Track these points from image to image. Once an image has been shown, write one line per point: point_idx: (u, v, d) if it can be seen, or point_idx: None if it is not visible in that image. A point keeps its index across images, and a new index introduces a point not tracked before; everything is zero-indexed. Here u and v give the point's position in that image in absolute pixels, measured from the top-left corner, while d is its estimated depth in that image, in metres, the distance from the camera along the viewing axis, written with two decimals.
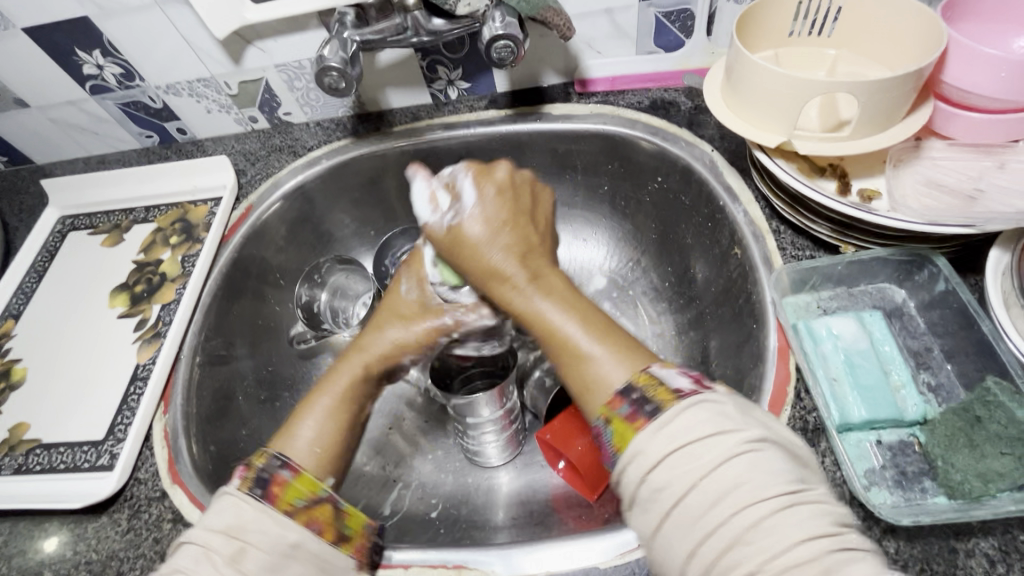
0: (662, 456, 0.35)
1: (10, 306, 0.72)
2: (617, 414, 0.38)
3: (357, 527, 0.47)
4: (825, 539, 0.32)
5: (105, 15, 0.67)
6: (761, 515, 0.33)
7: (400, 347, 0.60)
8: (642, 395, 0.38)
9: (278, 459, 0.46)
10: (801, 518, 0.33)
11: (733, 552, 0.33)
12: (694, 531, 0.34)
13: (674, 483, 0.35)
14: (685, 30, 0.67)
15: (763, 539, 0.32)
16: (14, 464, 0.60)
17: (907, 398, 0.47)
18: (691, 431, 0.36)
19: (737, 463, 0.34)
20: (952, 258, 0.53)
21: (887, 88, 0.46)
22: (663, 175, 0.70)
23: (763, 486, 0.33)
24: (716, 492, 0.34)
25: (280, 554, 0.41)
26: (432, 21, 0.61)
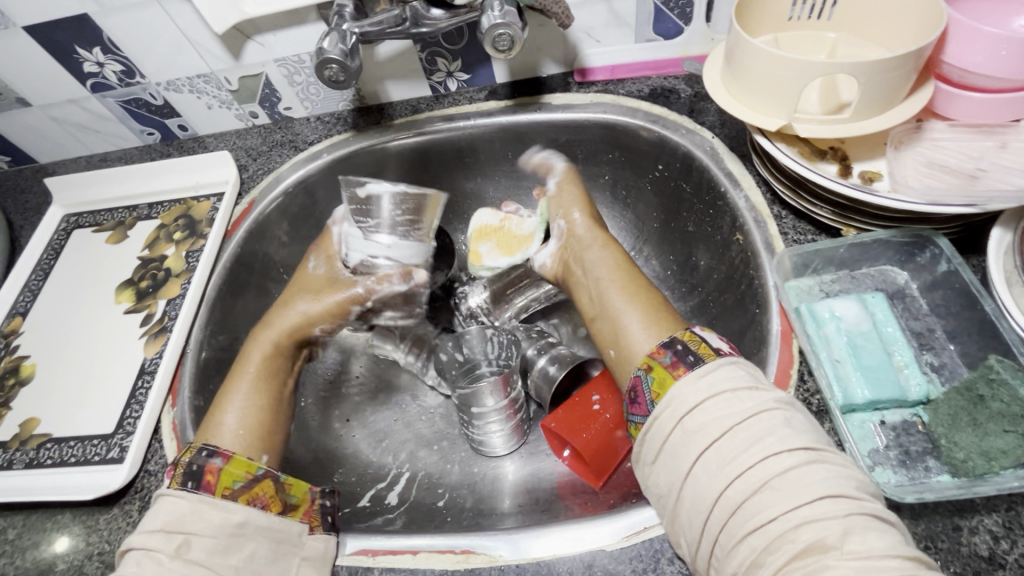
0: (698, 403, 0.40)
1: (18, 304, 0.73)
2: (660, 362, 0.44)
3: (301, 495, 0.52)
4: (849, 498, 0.35)
5: (105, 12, 0.67)
6: (789, 464, 0.36)
7: (309, 319, 0.63)
8: (685, 348, 0.44)
9: (203, 451, 0.50)
10: (825, 475, 0.35)
11: (761, 495, 0.35)
12: (724, 473, 0.37)
13: (709, 426, 0.39)
14: (684, 17, 0.67)
15: (791, 486, 0.35)
16: (25, 458, 0.60)
17: (911, 377, 0.47)
18: (724, 383, 0.40)
19: (769, 417, 0.38)
20: (954, 239, 0.53)
21: (888, 69, 0.46)
22: (664, 164, 0.70)
23: (790, 438, 0.37)
24: (747, 437, 0.37)
25: (227, 535, 0.46)
26: (431, 12, 0.61)
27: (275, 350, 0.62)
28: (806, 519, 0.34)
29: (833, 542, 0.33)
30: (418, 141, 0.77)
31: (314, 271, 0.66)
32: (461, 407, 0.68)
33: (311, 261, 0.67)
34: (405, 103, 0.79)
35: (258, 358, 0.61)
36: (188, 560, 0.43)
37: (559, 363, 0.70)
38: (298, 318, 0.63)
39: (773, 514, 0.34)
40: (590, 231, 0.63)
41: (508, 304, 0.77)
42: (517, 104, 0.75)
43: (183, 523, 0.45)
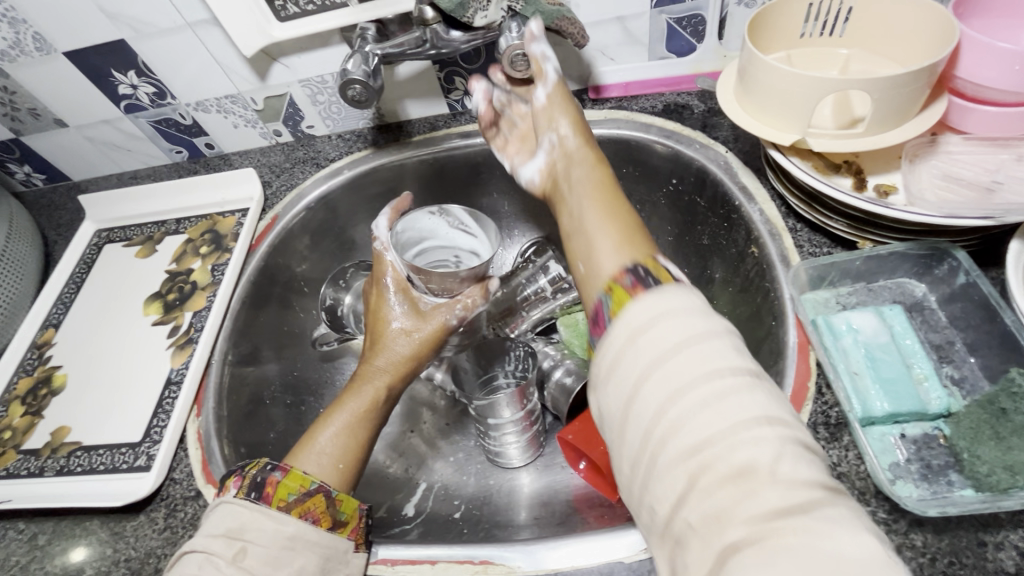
0: (651, 320, 0.39)
1: (51, 316, 0.75)
2: (620, 286, 0.43)
3: (350, 512, 0.50)
4: (787, 425, 0.34)
5: (140, 37, 0.70)
6: (730, 386, 0.35)
7: (409, 362, 0.60)
8: (646, 273, 0.43)
9: (269, 463, 0.49)
10: (766, 399, 0.35)
11: (701, 416, 0.34)
12: (667, 390, 0.36)
13: (660, 345, 0.37)
14: (696, 35, 0.69)
15: (730, 407, 0.34)
16: (56, 465, 0.62)
17: (931, 391, 0.47)
18: (681, 304, 0.39)
19: (722, 341, 0.37)
20: (973, 252, 0.53)
21: (901, 84, 0.47)
22: (678, 178, 0.71)
23: (740, 361, 0.36)
24: (695, 357, 0.36)
25: (280, 546, 0.45)
26: (450, 33, 0.63)
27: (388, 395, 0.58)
28: (742, 441, 0.33)
29: (763, 464, 0.32)
30: (436, 157, 0.79)
31: (397, 313, 0.61)
32: (478, 420, 0.69)
33: (388, 302, 0.62)
34: (424, 120, 0.81)
35: (363, 406, 0.57)
36: (242, 569, 0.43)
37: (574, 375, 0.70)
38: (400, 364, 0.60)
39: (709, 435, 0.33)
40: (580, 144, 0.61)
41: (525, 317, 0.78)
42: None
43: (242, 531, 0.45)
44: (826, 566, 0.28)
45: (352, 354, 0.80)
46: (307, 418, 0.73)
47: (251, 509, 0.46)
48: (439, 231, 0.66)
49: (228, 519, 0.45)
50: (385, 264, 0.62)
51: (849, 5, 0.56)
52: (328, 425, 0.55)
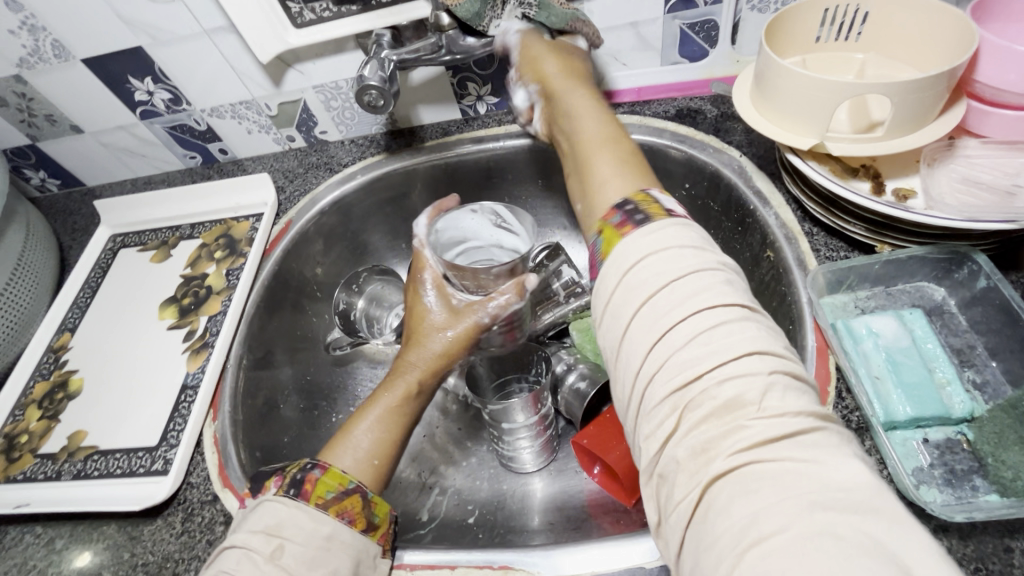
0: (641, 257, 0.40)
1: (67, 320, 0.76)
2: (609, 224, 0.44)
3: (383, 515, 0.50)
4: (775, 357, 0.35)
5: (157, 44, 0.71)
6: (718, 322, 0.35)
7: (444, 359, 0.59)
8: (636, 208, 0.43)
9: (309, 461, 0.50)
10: (755, 334, 0.35)
11: (688, 352, 0.35)
12: (658, 329, 0.37)
13: (650, 282, 0.38)
14: (709, 40, 0.69)
15: (717, 343, 0.35)
16: (73, 469, 0.62)
17: (954, 395, 0.47)
18: (670, 241, 0.40)
19: (709, 275, 0.38)
20: (992, 255, 0.53)
21: (921, 88, 0.47)
22: (692, 183, 0.71)
23: (727, 295, 0.37)
24: (684, 295, 0.37)
25: (316, 546, 0.44)
26: (466, 39, 0.63)
27: (420, 390, 0.58)
28: (728, 374, 0.34)
29: (750, 398, 0.33)
30: (449, 162, 0.79)
31: (432, 309, 0.61)
32: (493, 425, 0.68)
33: (424, 297, 0.62)
34: (436, 125, 0.81)
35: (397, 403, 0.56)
36: (280, 566, 0.42)
37: (588, 380, 0.70)
38: (435, 361, 0.59)
39: (697, 371, 0.34)
40: (580, 92, 0.61)
41: (536, 318, 0.77)
42: None
43: (281, 527, 0.45)
44: (807, 488, 0.29)
45: (364, 358, 0.80)
46: (321, 422, 0.73)
47: (290, 506, 0.46)
48: (482, 234, 0.70)
49: (268, 516, 0.46)
50: (423, 258, 0.63)
51: (865, 10, 0.56)
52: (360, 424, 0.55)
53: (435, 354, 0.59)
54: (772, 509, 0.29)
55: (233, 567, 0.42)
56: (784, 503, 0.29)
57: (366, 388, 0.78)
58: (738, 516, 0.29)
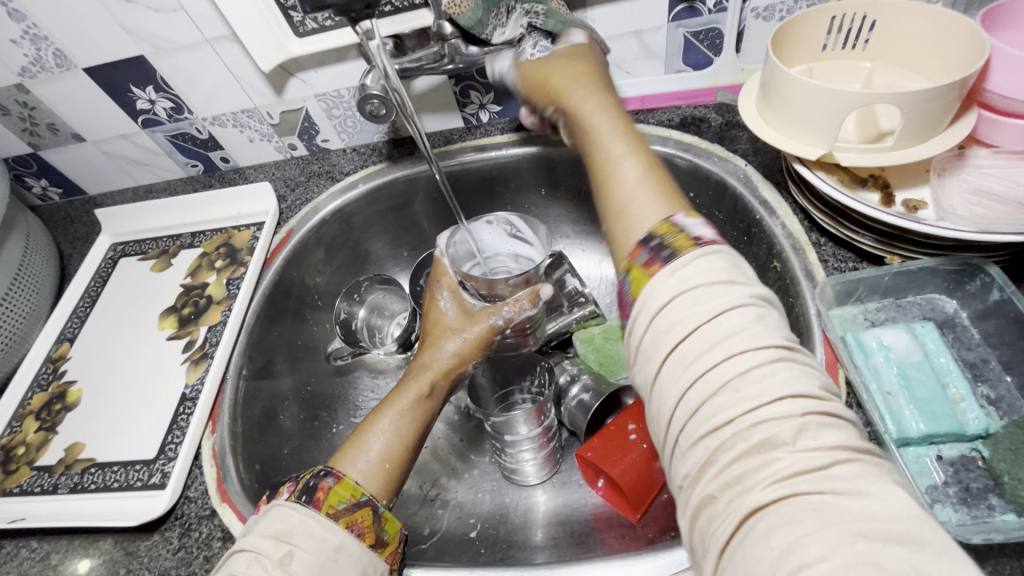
0: (669, 300, 0.37)
1: (66, 330, 0.75)
2: (636, 262, 0.41)
3: (393, 532, 0.48)
4: (810, 397, 0.33)
5: (159, 53, 0.70)
6: (752, 364, 0.33)
7: (459, 359, 0.59)
8: (661, 242, 0.41)
9: (323, 469, 0.49)
10: (789, 374, 0.33)
11: (719, 396, 0.33)
12: (689, 374, 0.35)
13: (676, 326, 0.36)
14: (713, 48, 0.69)
15: (752, 386, 0.33)
16: (70, 482, 0.62)
17: (968, 411, 0.46)
18: (695, 279, 0.38)
19: (740, 314, 0.35)
20: (1005, 267, 0.51)
21: (932, 98, 0.46)
22: (696, 192, 0.71)
23: (761, 335, 0.34)
24: (716, 337, 0.35)
25: (325, 557, 0.43)
26: (469, 49, 0.62)
27: (434, 392, 0.58)
28: (762, 417, 0.32)
29: (785, 438, 0.31)
30: (451, 170, 0.78)
31: (447, 311, 0.61)
32: (495, 436, 0.68)
33: (438, 298, 0.62)
34: (439, 133, 0.80)
35: (410, 405, 0.56)
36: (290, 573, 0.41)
37: (592, 392, 0.69)
38: (452, 361, 0.59)
39: (732, 415, 0.33)
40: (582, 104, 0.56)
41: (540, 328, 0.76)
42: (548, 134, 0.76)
43: (291, 534, 0.44)
44: (850, 520, 0.28)
45: (365, 368, 0.79)
46: (321, 434, 0.72)
47: (301, 512, 0.45)
48: (498, 246, 0.71)
49: (277, 521, 0.45)
50: (439, 260, 0.63)
51: (871, 19, 0.55)
52: (365, 433, 0.54)
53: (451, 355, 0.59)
54: (814, 538, 0.27)
55: (243, 570, 0.41)
56: (823, 531, 0.28)
57: (368, 398, 0.77)
58: (775, 545, 0.28)
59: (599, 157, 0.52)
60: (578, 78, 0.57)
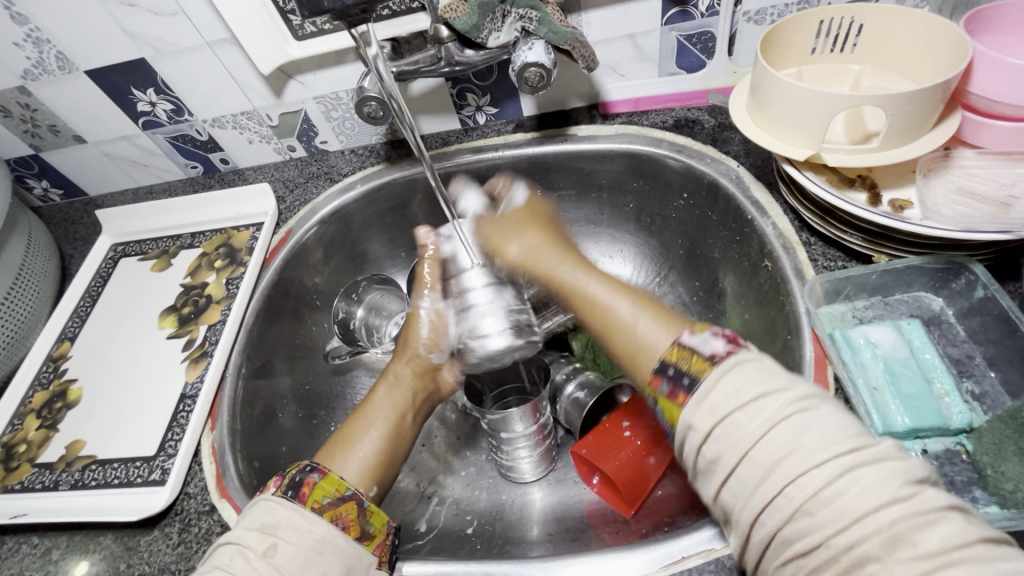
0: (710, 429, 0.36)
1: (67, 329, 0.76)
2: (660, 394, 0.40)
3: (379, 525, 0.50)
4: (892, 501, 0.31)
5: (160, 56, 0.71)
6: (817, 486, 0.32)
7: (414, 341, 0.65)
8: (678, 370, 0.40)
9: (308, 465, 0.50)
10: (866, 485, 0.31)
11: (796, 520, 0.32)
12: (754, 499, 0.34)
13: (726, 454, 0.35)
14: (706, 51, 0.70)
15: (826, 510, 0.32)
16: (71, 479, 0.62)
17: (952, 406, 0.46)
18: (731, 400, 0.36)
19: (783, 429, 0.34)
20: (990, 265, 0.52)
21: (916, 100, 0.47)
22: (689, 193, 0.72)
23: (812, 449, 0.33)
24: (768, 462, 0.34)
25: (309, 548, 0.44)
26: (465, 52, 0.63)
27: (402, 374, 0.63)
28: (851, 540, 0.30)
29: (877, 557, 0.30)
30: (448, 171, 0.79)
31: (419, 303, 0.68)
32: (491, 434, 0.69)
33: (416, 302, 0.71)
34: (436, 135, 0.81)
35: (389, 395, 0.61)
36: (272, 564, 0.42)
37: (588, 390, 0.70)
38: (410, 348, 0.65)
39: (817, 542, 0.31)
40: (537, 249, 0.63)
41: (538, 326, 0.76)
42: (543, 136, 0.77)
43: (276, 527, 0.45)
44: None
45: (363, 367, 0.80)
46: (319, 432, 0.73)
47: (287, 506, 0.46)
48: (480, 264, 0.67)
49: (263, 515, 0.46)
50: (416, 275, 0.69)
51: (858, 23, 0.57)
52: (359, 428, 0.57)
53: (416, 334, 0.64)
54: None
55: (227, 562, 0.42)
56: None
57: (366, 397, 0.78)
58: None
59: (591, 300, 0.54)
60: (539, 234, 0.66)
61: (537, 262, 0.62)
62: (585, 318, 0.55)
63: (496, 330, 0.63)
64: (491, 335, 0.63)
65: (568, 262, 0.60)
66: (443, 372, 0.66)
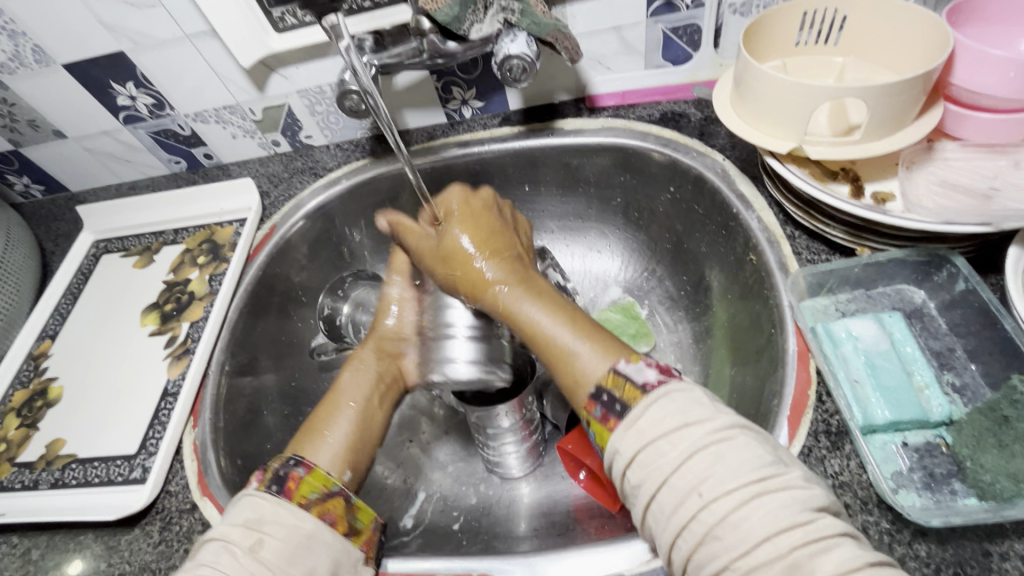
0: (633, 454, 0.39)
1: (47, 327, 0.75)
2: (593, 417, 0.43)
3: (366, 521, 0.50)
4: (793, 530, 0.34)
5: (139, 49, 0.70)
6: (726, 511, 0.35)
7: (383, 317, 0.64)
8: (611, 396, 0.43)
9: (292, 459, 0.49)
10: (769, 510, 0.35)
11: (707, 545, 0.35)
12: (672, 524, 0.37)
13: (648, 479, 0.38)
14: (692, 44, 0.69)
15: (732, 534, 0.35)
16: (50, 478, 0.62)
17: (932, 399, 0.47)
18: (654, 428, 0.39)
19: (701, 459, 0.37)
20: (972, 258, 0.53)
21: (897, 92, 0.47)
22: (676, 186, 0.71)
23: (724, 479, 0.36)
24: (685, 488, 0.37)
25: (296, 543, 0.44)
26: (447, 44, 0.62)
27: (365, 356, 0.62)
28: (754, 565, 0.33)
29: None
30: (434, 167, 0.79)
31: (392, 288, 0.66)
32: (478, 430, 0.68)
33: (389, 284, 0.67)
34: (422, 129, 0.81)
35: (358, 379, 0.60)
36: (259, 561, 0.42)
37: None
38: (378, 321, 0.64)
39: (724, 562, 0.34)
40: (487, 262, 0.55)
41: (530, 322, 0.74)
42: (530, 130, 0.77)
43: (261, 521, 0.44)
44: None
45: None
46: None
47: (272, 501, 0.45)
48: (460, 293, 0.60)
49: (247, 510, 0.45)
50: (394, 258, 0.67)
51: (842, 14, 0.56)
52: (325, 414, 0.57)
53: (382, 319, 0.64)
54: None
55: (212, 559, 0.42)
56: None
57: None
58: None
59: (536, 335, 0.50)
60: (493, 259, 0.55)
61: (483, 281, 0.55)
62: (529, 343, 0.51)
63: (467, 356, 0.59)
64: (458, 361, 0.59)
65: (520, 291, 0.53)
66: (404, 357, 0.63)
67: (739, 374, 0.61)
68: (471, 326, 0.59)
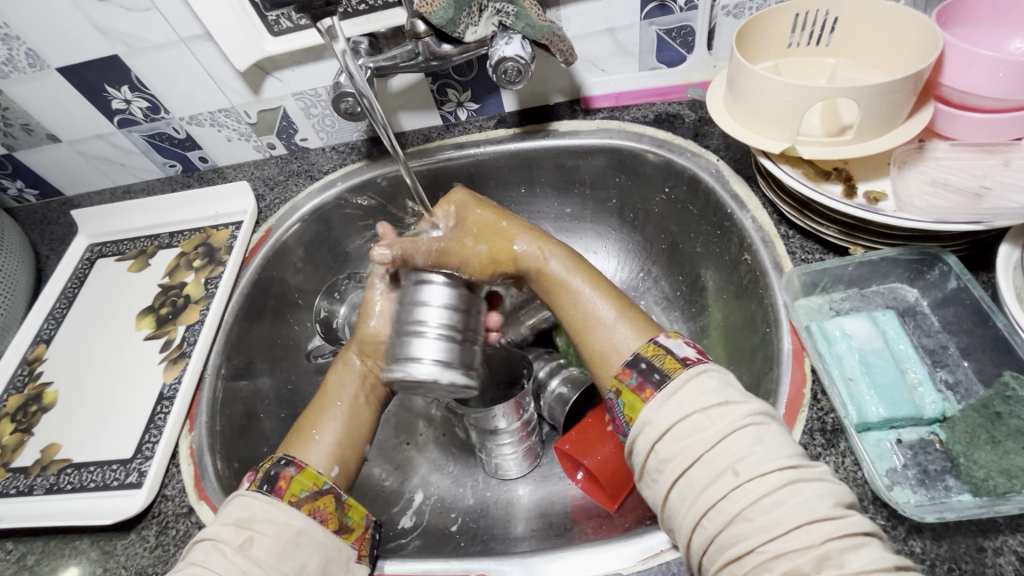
0: (669, 427, 0.39)
1: (41, 332, 0.75)
2: (627, 385, 0.43)
3: (357, 518, 0.50)
4: (826, 519, 0.34)
5: (134, 52, 0.70)
6: (760, 493, 0.35)
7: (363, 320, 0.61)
8: (650, 365, 0.43)
9: (283, 459, 0.49)
10: (802, 499, 0.35)
11: (735, 526, 0.36)
12: (699, 503, 0.37)
13: (680, 454, 0.38)
14: (685, 46, 0.69)
15: (764, 517, 0.35)
16: (46, 483, 0.61)
17: (925, 395, 0.47)
18: (697, 401, 0.40)
19: (739, 438, 0.37)
20: (964, 256, 0.53)
21: (886, 92, 0.47)
22: (671, 187, 0.71)
23: (764, 461, 0.36)
24: (720, 465, 0.37)
25: (286, 541, 0.44)
26: (442, 46, 0.63)
27: (349, 356, 0.61)
28: (783, 550, 0.34)
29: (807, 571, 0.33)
30: (430, 168, 0.79)
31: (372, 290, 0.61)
32: (475, 430, 0.68)
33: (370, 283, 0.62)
34: (417, 132, 0.81)
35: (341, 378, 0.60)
36: (249, 558, 0.42)
37: (571, 384, 0.69)
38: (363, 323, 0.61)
39: (751, 546, 0.35)
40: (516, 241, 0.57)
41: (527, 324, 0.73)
42: (525, 132, 0.77)
43: (252, 520, 0.44)
44: None
45: None
46: None
47: (262, 501, 0.45)
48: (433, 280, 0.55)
49: (239, 509, 0.45)
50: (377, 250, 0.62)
51: (833, 16, 0.57)
52: (322, 417, 0.57)
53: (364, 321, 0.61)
54: None
55: (201, 558, 0.42)
56: None
57: None
58: None
59: (575, 309, 0.52)
60: (513, 233, 0.57)
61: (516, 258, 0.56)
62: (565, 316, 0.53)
63: (432, 355, 0.51)
64: (423, 361, 0.50)
65: (554, 266, 0.55)
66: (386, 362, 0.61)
67: (734, 374, 0.61)
68: (443, 323, 0.52)
